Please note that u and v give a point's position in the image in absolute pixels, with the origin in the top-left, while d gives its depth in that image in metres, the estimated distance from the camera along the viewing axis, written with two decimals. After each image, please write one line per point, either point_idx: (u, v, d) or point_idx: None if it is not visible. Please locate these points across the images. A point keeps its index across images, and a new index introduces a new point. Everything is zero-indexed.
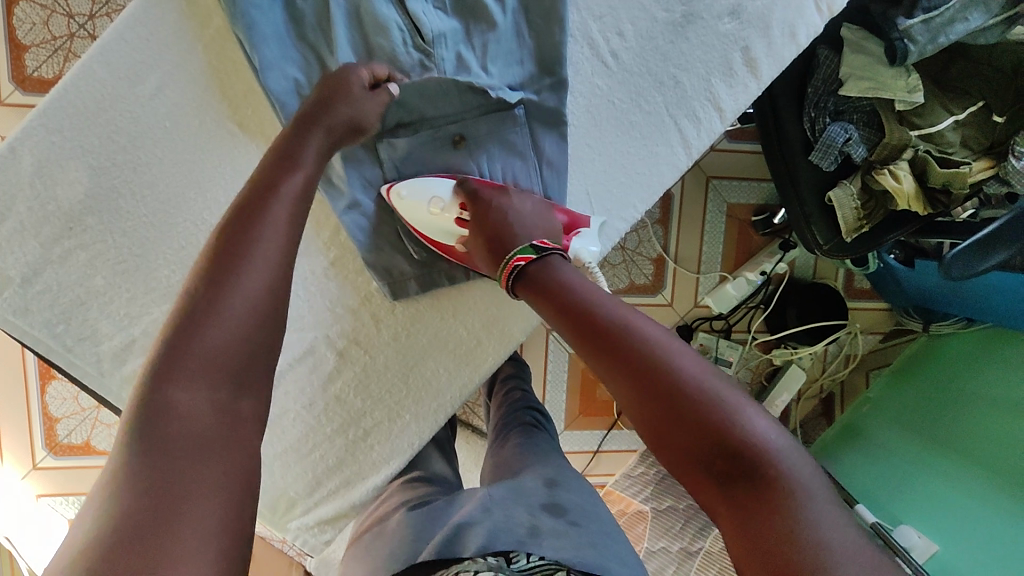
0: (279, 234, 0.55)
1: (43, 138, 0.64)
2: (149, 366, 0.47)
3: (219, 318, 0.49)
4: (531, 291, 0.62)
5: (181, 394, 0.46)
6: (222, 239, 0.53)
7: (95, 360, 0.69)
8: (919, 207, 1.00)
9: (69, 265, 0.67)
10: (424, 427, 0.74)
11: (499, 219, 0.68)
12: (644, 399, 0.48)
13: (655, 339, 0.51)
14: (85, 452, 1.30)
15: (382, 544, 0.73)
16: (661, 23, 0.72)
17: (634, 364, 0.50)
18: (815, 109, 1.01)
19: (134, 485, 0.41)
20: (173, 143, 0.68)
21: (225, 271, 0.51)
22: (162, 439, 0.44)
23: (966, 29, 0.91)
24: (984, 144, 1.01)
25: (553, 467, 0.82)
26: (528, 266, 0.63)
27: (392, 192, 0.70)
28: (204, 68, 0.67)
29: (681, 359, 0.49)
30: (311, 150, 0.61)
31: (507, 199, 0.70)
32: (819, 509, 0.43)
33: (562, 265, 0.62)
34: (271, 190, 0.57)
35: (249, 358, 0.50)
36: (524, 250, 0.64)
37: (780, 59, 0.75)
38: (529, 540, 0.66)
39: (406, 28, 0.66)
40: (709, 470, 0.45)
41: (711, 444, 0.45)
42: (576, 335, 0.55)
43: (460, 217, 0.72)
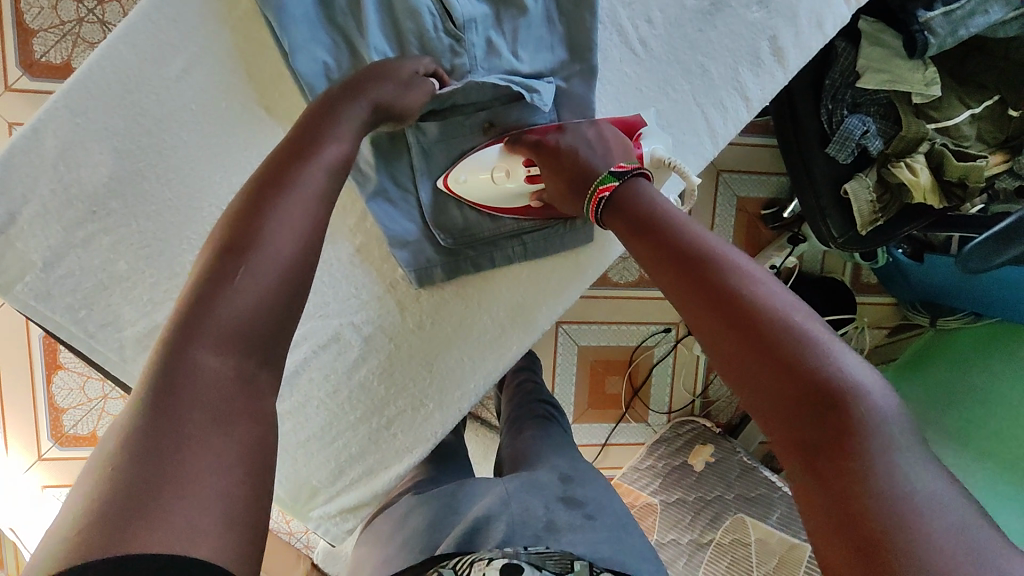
0: (308, 201, 0.53)
1: (67, 120, 0.63)
2: (173, 321, 0.45)
3: (241, 286, 0.47)
4: (617, 220, 0.59)
5: (205, 356, 0.44)
6: (250, 198, 0.52)
7: (118, 347, 0.69)
8: (934, 199, 1.01)
9: (91, 250, 0.66)
10: (448, 416, 0.73)
11: (571, 160, 0.65)
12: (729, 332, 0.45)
13: (748, 274, 0.47)
14: (92, 442, 1.29)
15: (392, 524, 0.72)
16: (690, 11, 0.71)
17: (720, 297, 0.47)
18: (832, 101, 1.01)
19: (132, 440, 0.39)
20: (199, 127, 0.67)
21: (251, 235, 0.49)
22: (175, 402, 0.41)
23: (985, 21, 0.92)
24: (998, 138, 1.02)
25: (568, 462, 0.82)
26: (612, 196, 0.60)
27: (451, 182, 0.70)
28: (231, 49, 0.66)
29: (775, 298, 0.46)
30: (350, 123, 0.59)
31: (569, 139, 0.66)
32: (914, 468, 0.38)
33: (650, 190, 0.59)
34: (305, 157, 0.55)
35: (271, 326, 0.48)
36: (605, 179, 0.61)
37: (807, 49, 0.74)
38: (548, 536, 0.65)
39: (437, 13, 0.66)
40: (789, 413, 0.42)
41: (798, 384, 0.42)
42: (663, 263, 0.52)
43: (529, 172, 0.69)
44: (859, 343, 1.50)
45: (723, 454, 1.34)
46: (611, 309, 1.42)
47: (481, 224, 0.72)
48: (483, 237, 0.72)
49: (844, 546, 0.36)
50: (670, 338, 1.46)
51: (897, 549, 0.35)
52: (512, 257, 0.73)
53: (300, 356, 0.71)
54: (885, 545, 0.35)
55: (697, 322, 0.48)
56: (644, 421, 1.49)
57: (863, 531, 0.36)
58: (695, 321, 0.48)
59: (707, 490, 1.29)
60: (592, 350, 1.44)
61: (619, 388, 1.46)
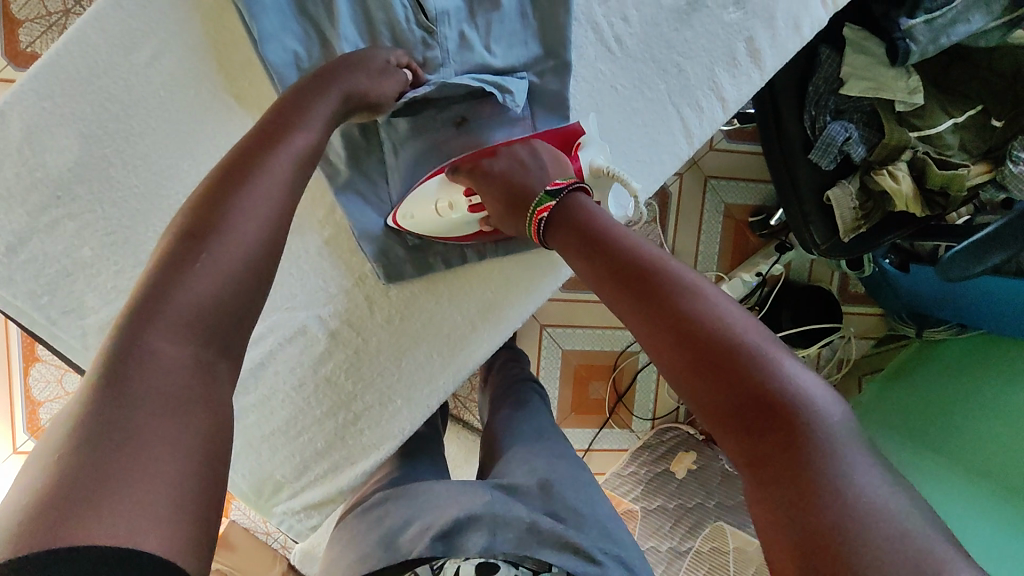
0: (271, 190, 0.52)
1: (32, 103, 0.63)
2: (126, 310, 0.43)
3: (199, 273, 0.46)
4: (560, 232, 0.58)
5: (159, 342, 0.42)
6: (214, 186, 0.51)
7: (80, 335, 0.68)
8: (916, 209, 1.00)
9: (56, 235, 0.66)
10: (415, 413, 0.73)
11: (506, 190, 0.64)
12: (671, 343, 0.45)
13: (685, 279, 0.47)
14: None
15: (360, 526, 0.69)
16: (666, 10, 0.71)
17: (662, 311, 0.46)
18: (815, 107, 1.01)
19: (80, 429, 0.37)
20: (167, 115, 0.66)
21: (211, 222, 0.48)
22: (126, 390, 0.40)
23: (966, 31, 0.91)
24: (981, 149, 1.01)
25: (544, 458, 0.75)
26: (550, 217, 0.59)
27: (400, 220, 0.69)
28: (201, 36, 0.66)
29: (717, 306, 0.45)
30: (319, 113, 0.58)
31: (501, 167, 0.65)
32: (866, 469, 0.38)
33: (587, 201, 0.59)
34: (270, 146, 0.54)
35: (229, 315, 0.47)
36: (543, 201, 0.60)
37: (783, 51, 0.73)
38: (530, 539, 0.64)
39: (409, 6, 0.65)
40: (735, 427, 0.41)
41: (742, 395, 0.41)
42: (608, 276, 0.52)
43: (470, 203, 0.68)
44: (846, 353, 1.49)
45: (705, 462, 1.32)
46: (596, 313, 1.42)
47: None
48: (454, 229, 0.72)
49: (797, 553, 0.36)
50: None
51: (852, 553, 0.34)
52: (483, 253, 0.73)
53: (265, 349, 0.71)
54: (842, 549, 0.34)
55: (640, 331, 0.47)
56: (628, 427, 1.48)
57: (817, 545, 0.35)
58: (642, 335, 0.47)
59: (688, 497, 1.27)
60: (576, 354, 1.43)
61: (602, 393, 1.45)
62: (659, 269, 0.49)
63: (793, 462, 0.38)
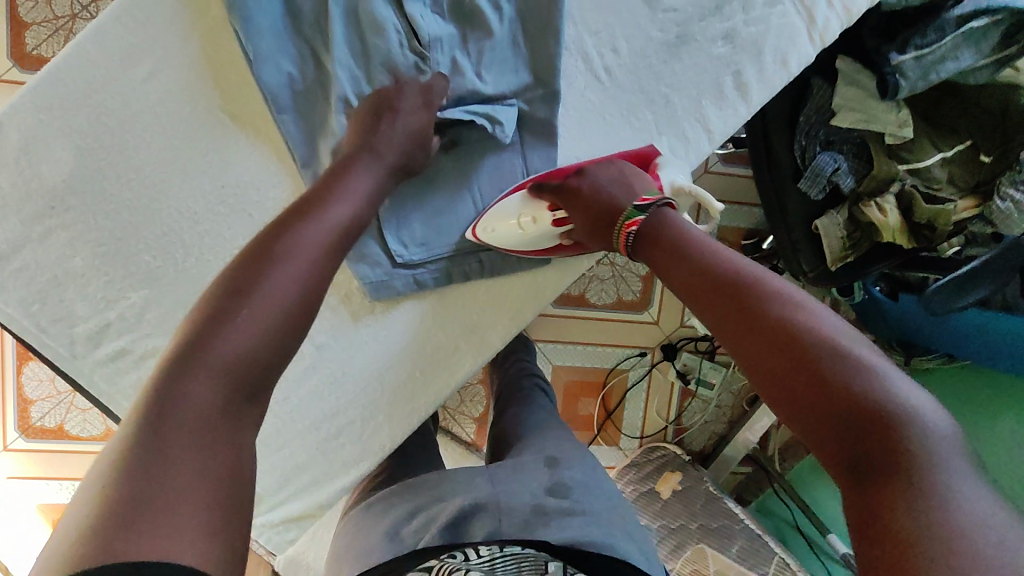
0: (312, 247, 0.55)
1: (31, 116, 0.65)
2: (174, 350, 0.46)
3: (243, 319, 0.48)
4: (652, 250, 0.62)
5: (200, 382, 0.44)
6: (255, 246, 0.53)
7: (69, 342, 0.69)
8: (903, 241, 1.02)
9: (48, 245, 0.67)
10: (397, 430, 0.73)
11: (597, 204, 0.68)
12: (767, 356, 0.47)
13: (781, 294, 0.50)
14: (58, 435, 1.26)
15: (368, 527, 0.71)
16: (656, 42, 0.72)
17: (757, 320, 0.49)
18: (806, 137, 1.02)
19: (125, 461, 0.39)
20: (161, 130, 0.67)
21: (255, 275, 0.51)
22: (172, 425, 0.41)
23: (956, 67, 0.91)
24: (970, 183, 1.03)
25: (553, 443, 0.81)
26: (639, 230, 0.64)
27: (479, 232, 0.72)
28: (197, 54, 0.67)
29: (818, 319, 0.47)
30: (359, 180, 0.62)
31: (591, 187, 0.69)
32: (964, 491, 0.37)
33: (678, 219, 0.62)
34: (312, 207, 0.57)
35: (267, 361, 0.48)
36: (632, 215, 0.65)
37: (770, 85, 0.74)
38: (536, 521, 0.65)
39: (403, 31, 0.66)
40: (828, 433, 0.43)
41: (836, 403, 0.43)
42: (702, 293, 0.55)
43: (554, 217, 0.73)
44: None
45: (690, 483, 1.32)
46: (587, 330, 1.43)
47: (439, 238, 0.72)
48: (439, 252, 0.72)
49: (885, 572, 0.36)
50: (645, 361, 1.46)
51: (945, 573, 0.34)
52: (470, 274, 0.74)
53: None
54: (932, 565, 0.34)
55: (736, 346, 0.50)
56: (615, 444, 1.49)
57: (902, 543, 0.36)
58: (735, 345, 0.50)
59: (671, 517, 1.27)
60: (566, 370, 1.44)
61: (591, 409, 1.46)
62: (755, 286, 0.51)
63: (886, 479, 0.39)
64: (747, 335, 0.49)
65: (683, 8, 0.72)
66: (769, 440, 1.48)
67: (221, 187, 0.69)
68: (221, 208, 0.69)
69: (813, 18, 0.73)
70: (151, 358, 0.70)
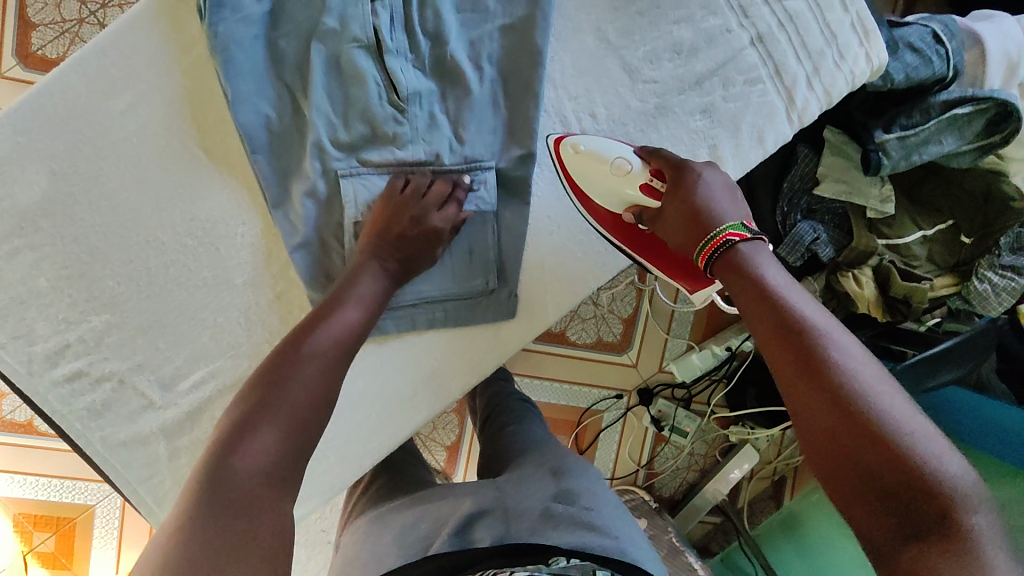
0: (332, 340, 0.60)
1: (8, 136, 0.66)
2: (215, 443, 0.51)
3: (275, 409, 0.53)
4: (728, 272, 0.60)
5: (245, 458, 0.49)
6: (283, 347, 0.58)
7: (26, 359, 0.68)
8: (877, 313, 1.02)
9: (15, 263, 0.67)
10: (350, 472, 0.74)
11: (707, 192, 0.65)
12: (835, 419, 0.47)
13: (859, 363, 0.50)
14: (25, 430, 1.17)
15: (376, 533, 0.71)
16: (634, 111, 0.73)
17: (826, 380, 0.49)
18: (788, 203, 1.03)
19: (179, 542, 0.43)
20: (138, 159, 0.68)
21: (284, 370, 0.56)
22: (224, 502, 0.46)
23: (938, 151, 0.93)
24: (950, 262, 1.03)
25: (556, 455, 0.79)
26: (739, 245, 0.60)
27: (567, 144, 0.70)
28: (180, 89, 0.69)
29: (888, 397, 0.47)
30: (372, 283, 0.66)
31: (703, 183, 0.65)
32: None
33: (768, 253, 0.60)
34: (331, 304, 0.63)
35: (296, 444, 0.53)
36: (737, 226, 0.61)
37: (745, 161, 0.75)
38: (544, 525, 0.65)
39: (382, 84, 0.68)
40: (869, 510, 0.44)
41: (893, 477, 0.44)
42: (778, 331, 0.53)
43: (648, 184, 0.70)
44: None
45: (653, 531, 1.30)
46: (566, 367, 1.42)
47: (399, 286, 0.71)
48: (401, 299, 0.71)
49: None
50: (620, 404, 1.44)
51: None
52: (432, 322, 0.73)
53: (203, 395, 0.70)
54: None
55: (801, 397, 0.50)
56: None
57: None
58: (798, 397, 0.50)
59: None
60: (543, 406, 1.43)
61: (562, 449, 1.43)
62: (836, 345, 0.51)
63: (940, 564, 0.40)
64: (818, 390, 0.49)
65: (663, 80, 0.73)
66: (737, 495, 1.47)
67: (192, 219, 0.70)
68: (191, 240, 0.70)
69: (793, 98, 0.75)
70: (107, 383, 0.69)
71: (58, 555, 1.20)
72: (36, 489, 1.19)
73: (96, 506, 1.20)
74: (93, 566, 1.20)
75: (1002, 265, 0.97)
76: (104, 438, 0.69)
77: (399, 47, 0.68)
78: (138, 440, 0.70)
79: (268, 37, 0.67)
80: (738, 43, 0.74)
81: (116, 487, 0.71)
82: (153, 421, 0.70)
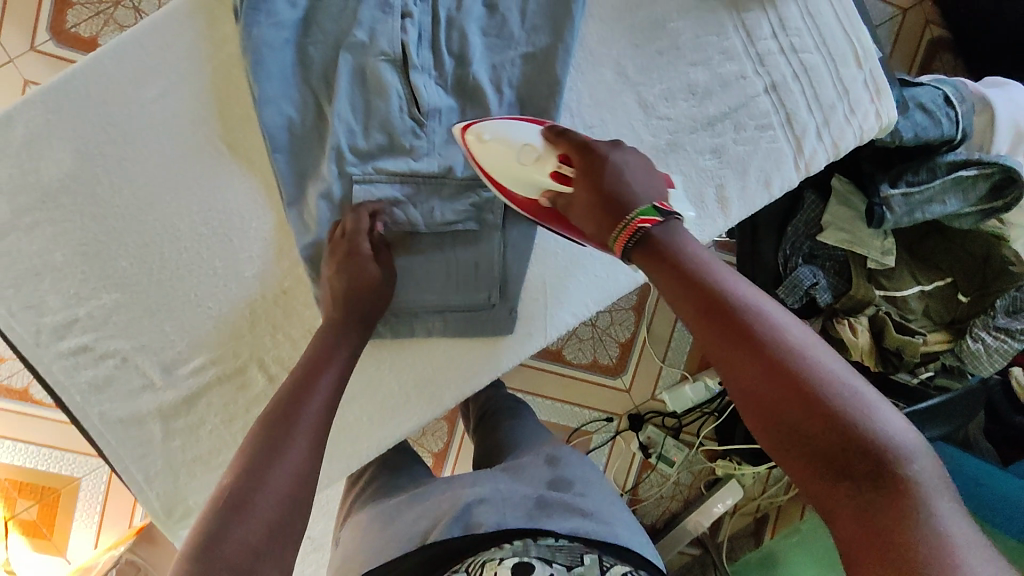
0: (320, 400, 0.61)
1: (41, 115, 0.68)
2: (207, 514, 0.50)
3: (272, 471, 0.53)
4: (649, 254, 0.56)
5: (238, 528, 0.49)
6: (271, 413, 0.58)
7: (34, 330, 0.70)
8: (870, 362, 1.03)
9: (33, 236, 0.69)
10: (336, 470, 0.74)
11: (614, 173, 0.63)
12: (771, 391, 0.44)
13: (788, 329, 0.46)
14: (21, 398, 1.19)
15: (377, 530, 0.71)
16: (646, 145, 0.75)
17: (756, 351, 0.46)
18: (791, 247, 1.05)
19: None
20: (162, 147, 0.71)
21: (282, 429, 0.57)
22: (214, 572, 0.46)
23: (941, 211, 0.94)
24: (945, 318, 1.05)
25: (551, 445, 0.82)
26: (649, 229, 0.57)
27: (471, 135, 0.69)
28: (208, 84, 0.71)
29: (820, 356, 0.44)
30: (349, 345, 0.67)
31: (611, 162, 0.64)
32: (956, 525, 0.39)
33: (684, 229, 0.57)
34: (319, 364, 0.64)
35: (292, 506, 0.53)
36: (646, 212, 0.58)
37: (750, 204, 0.77)
38: (538, 512, 0.67)
39: (404, 97, 0.70)
40: (819, 479, 0.42)
41: (834, 448, 0.42)
42: (704, 309, 0.49)
43: (558, 169, 0.67)
44: None
45: None
46: (560, 385, 1.42)
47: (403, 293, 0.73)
48: (404, 307, 0.73)
49: None
50: (610, 427, 1.44)
51: None
52: (432, 331, 0.74)
53: (204, 379, 0.72)
54: None
55: (736, 376, 0.46)
56: None
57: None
58: (732, 373, 0.46)
59: None
60: None
61: None
62: (761, 311, 0.47)
63: (892, 517, 0.39)
64: (751, 365, 0.46)
65: (677, 118, 0.75)
66: (718, 528, 1.47)
67: (207, 209, 0.72)
68: (205, 229, 0.72)
69: (801, 147, 0.77)
70: (110, 359, 0.71)
71: (39, 524, 1.20)
72: (27, 457, 1.20)
73: (82, 479, 1.21)
74: (73, 538, 1.21)
75: (997, 326, 0.97)
76: (102, 414, 0.71)
77: (423, 63, 0.70)
78: (135, 418, 0.71)
79: (298, 43, 0.69)
80: (752, 90, 0.76)
81: (108, 462, 0.72)
82: (152, 401, 0.72)
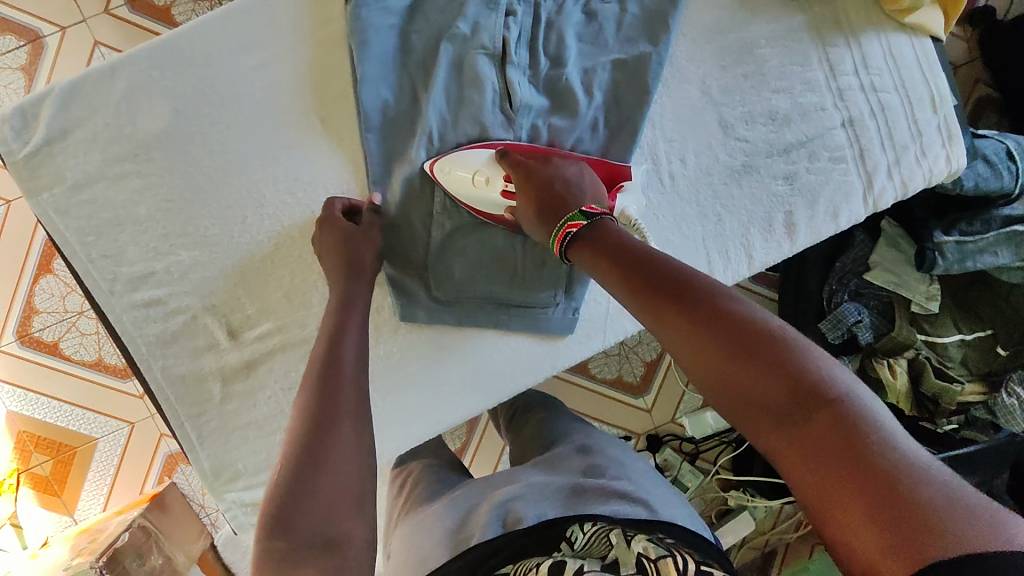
0: (352, 362, 0.61)
1: (146, 70, 0.70)
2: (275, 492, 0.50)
3: (332, 441, 0.53)
4: (587, 248, 0.60)
5: (314, 499, 0.50)
6: (314, 384, 0.57)
7: (110, 279, 0.71)
8: (905, 405, 1.05)
9: (119, 186, 0.71)
10: (387, 450, 0.75)
11: (551, 186, 0.66)
12: (702, 336, 0.46)
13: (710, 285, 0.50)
14: (51, 352, 1.08)
15: (433, 522, 0.73)
16: (722, 165, 0.77)
17: (684, 305, 0.49)
18: (837, 282, 1.07)
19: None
20: (257, 115, 0.73)
21: (330, 398, 0.56)
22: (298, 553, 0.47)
23: (992, 262, 0.96)
24: (982, 369, 1.04)
25: (583, 433, 0.84)
26: (580, 231, 0.61)
27: (436, 169, 0.70)
28: (308, 59, 0.73)
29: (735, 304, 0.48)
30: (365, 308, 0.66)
31: (554, 175, 0.67)
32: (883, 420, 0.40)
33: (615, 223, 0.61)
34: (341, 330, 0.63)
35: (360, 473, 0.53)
36: (575, 216, 0.63)
37: (816, 234, 0.78)
38: (574, 499, 0.67)
39: (498, 92, 0.72)
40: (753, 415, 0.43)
41: (762, 375, 0.43)
42: (640, 283, 0.53)
43: (506, 188, 0.70)
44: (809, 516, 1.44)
45: None
46: (585, 399, 1.42)
47: (473, 285, 0.74)
48: (472, 295, 0.75)
49: (860, 505, 0.36)
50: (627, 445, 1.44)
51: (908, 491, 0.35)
52: (496, 323, 0.76)
53: (269, 346, 0.74)
54: (897, 487, 0.35)
55: (672, 334, 0.48)
56: None
57: (909, 520, 0.34)
58: (668, 331, 0.49)
59: None
60: None
61: None
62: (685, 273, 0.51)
63: (821, 419, 0.39)
64: (684, 318, 0.48)
65: (754, 141, 0.77)
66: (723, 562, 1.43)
67: (292, 179, 0.73)
68: (288, 198, 0.73)
69: (871, 182, 0.78)
70: (179, 315, 0.72)
71: (50, 481, 1.10)
72: (44, 410, 1.08)
73: (100, 440, 1.10)
74: (83, 498, 1.11)
75: None
76: (165, 368, 0.72)
77: (520, 61, 0.73)
78: (196, 377, 0.73)
79: (402, 30, 0.71)
80: (829, 121, 0.78)
81: (162, 417, 0.73)
82: (214, 361, 0.73)
